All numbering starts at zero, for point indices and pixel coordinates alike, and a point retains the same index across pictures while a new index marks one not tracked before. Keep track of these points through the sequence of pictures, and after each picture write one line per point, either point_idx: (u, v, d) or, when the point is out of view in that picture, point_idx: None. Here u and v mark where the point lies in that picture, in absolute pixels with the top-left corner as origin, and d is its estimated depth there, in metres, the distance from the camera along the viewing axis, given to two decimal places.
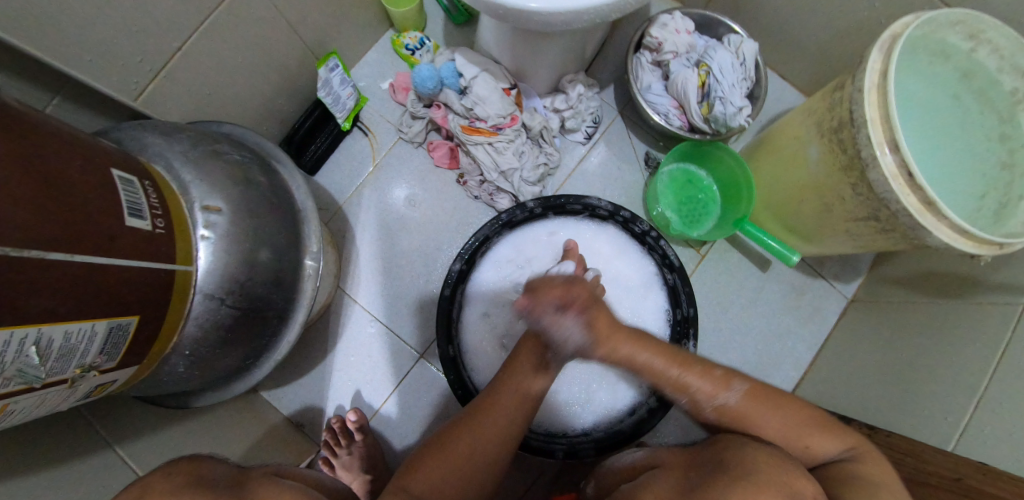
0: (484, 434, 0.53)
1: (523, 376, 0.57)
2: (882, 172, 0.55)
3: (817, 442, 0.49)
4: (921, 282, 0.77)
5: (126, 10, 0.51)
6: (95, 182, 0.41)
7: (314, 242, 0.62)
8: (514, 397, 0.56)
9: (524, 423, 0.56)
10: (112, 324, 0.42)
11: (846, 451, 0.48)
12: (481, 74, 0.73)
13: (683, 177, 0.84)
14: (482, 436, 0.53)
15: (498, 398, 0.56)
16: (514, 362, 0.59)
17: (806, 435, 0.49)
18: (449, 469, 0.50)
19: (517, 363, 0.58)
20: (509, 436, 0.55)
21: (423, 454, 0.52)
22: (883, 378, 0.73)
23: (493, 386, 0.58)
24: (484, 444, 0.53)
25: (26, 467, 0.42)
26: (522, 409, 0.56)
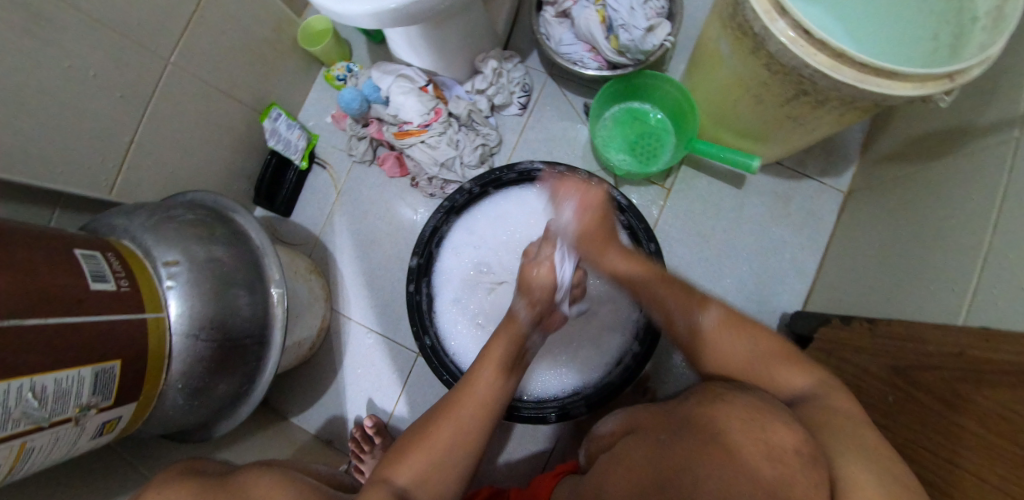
0: (463, 421, 0.55)
1: (499, 365, 0.58)
2: (779, 40, 0.50)
3: (786, 371, 0.50)
4: (913, 149, 0.70)
5: (74, 120, 0.60)
6: (56, 257, 0.48)
7: (276, 272, 0.69)
8: (491, 385, 0.57)
9: (503, 405, 0.58)
10: (97, 369, 0.49)
11: (814, 386, 0.49)
12: (395, 81, 0.78)
13: (628, 116, 0.81)
14: (463, 426, 0.54)
15: (475, 388, 0.57)
16: (488, 354, 0.59)
17: (774, 365, 0.51)
18: (434, 457, 0.52)
19: (494, 352, 0.59)
20: (487, 419, 0.56)
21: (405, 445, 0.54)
22: (889, 263, 0.66)
23: (469, 375, 0.59)
24: (466, 432, 0.54)
25: None
26: (499, 392, 0.57)
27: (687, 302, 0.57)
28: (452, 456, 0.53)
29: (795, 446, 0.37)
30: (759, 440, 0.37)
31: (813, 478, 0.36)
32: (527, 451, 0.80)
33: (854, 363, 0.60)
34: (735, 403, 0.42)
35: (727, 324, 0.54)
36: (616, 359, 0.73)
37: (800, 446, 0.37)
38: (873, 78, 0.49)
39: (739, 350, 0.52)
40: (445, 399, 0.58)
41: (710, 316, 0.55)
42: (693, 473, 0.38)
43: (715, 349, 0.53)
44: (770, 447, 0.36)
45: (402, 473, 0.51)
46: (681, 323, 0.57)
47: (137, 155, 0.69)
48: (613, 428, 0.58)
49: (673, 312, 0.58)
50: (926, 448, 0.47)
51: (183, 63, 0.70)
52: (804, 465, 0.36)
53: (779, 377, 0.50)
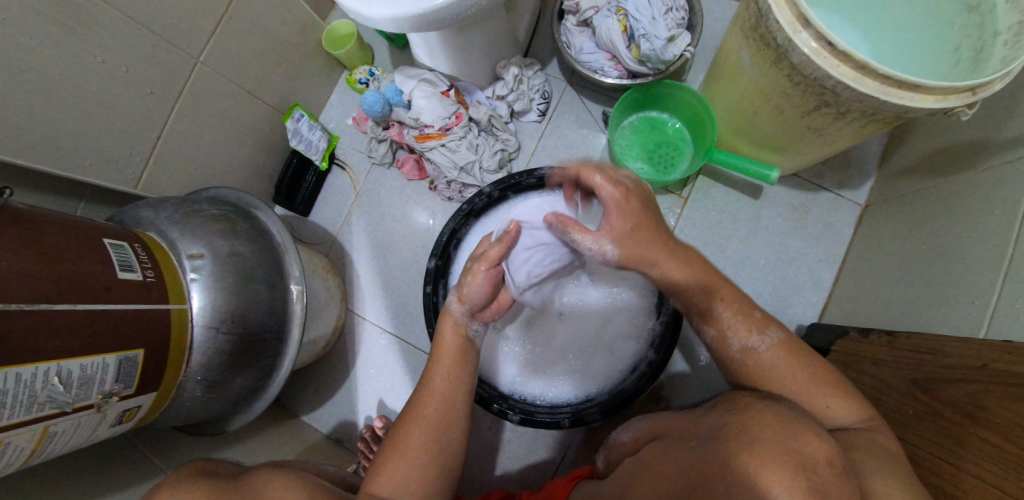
0: (428, 422, 0.56)
1: (447, 358, 0.59)
2: (802, 52, 0.51)
3: (837, 403, 0.49)
4: (933, 162, 0.70)
5: (104, 115, 0.61)
6: (87, 247, 0.49)
7: (295, 269, 0.69)
8: (445, 376, 0.58)
9: (465, 389, 0.59)
10: (121, 357, 0.49)
11: (858, 421, 0.48)
12: (418, 85, 0.79)
13: (646, 125, 0.82)
14: (427, 428, 0.55)
15: (430, 386, 0.58)
16: (437, 348, 0.60)
17: (829, 395, 0.49)
18: (413, 466, 0.53)
19: (439, 348, 0.60)
20: (452, 414, 0.57)
21: (380, 456, 0.55)
22: (907, 276, 0.66)
23: (425, 376, 0.60)
24: (432, 430, 0.55)
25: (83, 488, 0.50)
26: (455, 382, 0.59)
27: (742, 323, 0.55)
28: (432, 461, 0.54)
29: (829, 458, 0.35)
30: (790, 451, 0.35)
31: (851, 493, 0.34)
32: (538, 457, 0.80)
33: (874, 375, 0.60)
34: (766, 412, 0.41)
35: (785, 349, 0.53)
36: (631, 366, 0.72)
37: (835, 458, 0.35)
38: (895, 90, 0.50)
39: (797, 375, 0.51)
40: (406, 405, 0.59)
41: (759, 342, 0.54)
42: (718, 482, 0.38)
43: (774, 374, 0.52)
44: (801, 458, 0.35)
45: (385, 481, 0.52)
46: (732, 341, 0.55)
47: (164, 150, 0.70)
48: (634, 437, 0.58)
49: (728, 330, 0.56)
50: (947, 461, 0.46)
51: (211, 62, 0.72)
52: (841, 480, 0.34)
53: (823, 407, 0.49)
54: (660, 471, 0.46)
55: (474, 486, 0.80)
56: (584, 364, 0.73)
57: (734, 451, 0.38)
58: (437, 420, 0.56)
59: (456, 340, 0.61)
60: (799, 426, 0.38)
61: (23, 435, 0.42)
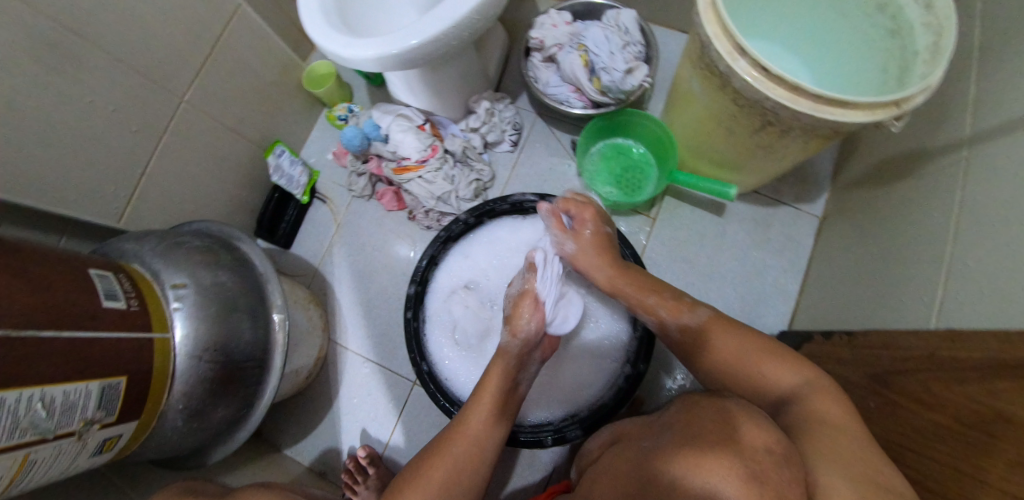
0: (458, 458, 0.56)
1: (491, 400, 0.60)
2: (742, 76, 0.57)
3: (772, 371, 0.53)
4: (879, 174, 0.76)
5: (91, 152, 0.64)
6: (73, 277, 0.50)
7: (278, 297, 0.70)
8: (486, 423, 0.59)
9: (495, 442, 0.59)
10: (104, 384, 0.49)
11: (799, 383, 0.51)
12: (394, 120, 0.83)
13: (613, 151, 0.87)
14: (457, 464, 0.56)
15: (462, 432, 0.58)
16: (482, 389, 0.61)
17: (762, 361, 0.54)
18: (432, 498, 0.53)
19: (484, 389, 0.61)
20: (480, 457, 0.58)
21: (402, 484, 0.55)
22: (863, 280, 0.70)
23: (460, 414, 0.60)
24: (459, 472, 0.55)
25: None
26: (488, 432, 0.59)
27: (672, 304, 0.62)
28: (447, 496, 0.54)
29: (765, 444, 0.38)
30: (727, 442, 0.38)
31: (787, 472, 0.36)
32: (524, 480, 0.80)
33: (837, 372, 0.63)
34: (709, 410, 0.44)
35: (717, 320, 0.59)
36: (609, 382, 0.74)
37: (771, 445, 0.38)
38: (828, 108, 0.55)
39: (727, 346, 0.56)
40: (438, 438, 0.59)
41: (688, 320, 0.60)
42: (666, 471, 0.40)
43: (709, 350, 0.57)
44: (742, 448, 0.37)
45: None
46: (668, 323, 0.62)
47: (147, 185, 0.72)
48: (602, 444, 0.59)
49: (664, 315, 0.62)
50: (904, 444, 0.49)
51: (195, 101, 0.75)
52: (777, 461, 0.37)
53: (759, 372, 0.53)
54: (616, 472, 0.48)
55: None
56: (562, 382, 0.75)
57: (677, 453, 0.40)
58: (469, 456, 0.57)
59: (501, 384, 0.61)
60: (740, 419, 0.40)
61: (4, 462, 0.41)
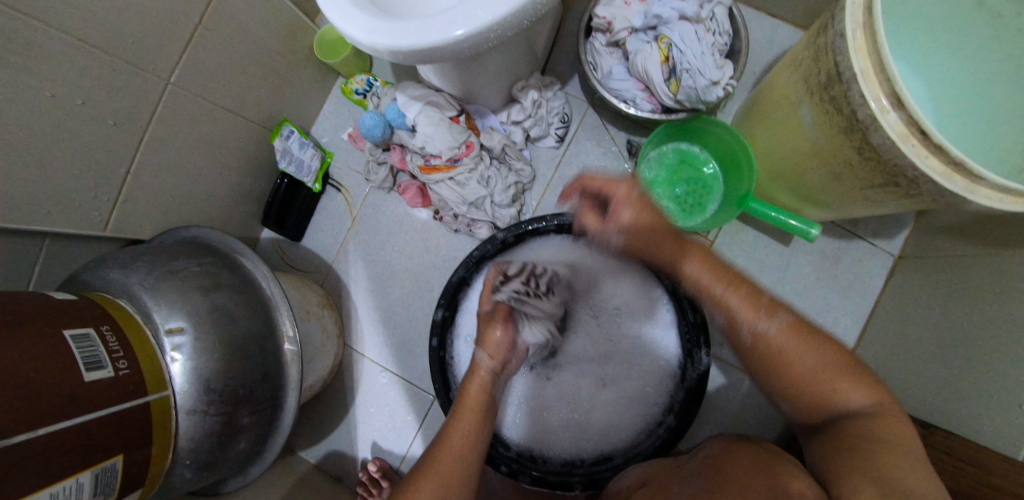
0: (446, 473, 0.52)
1: (473, 415, 0.56)
2: (887, 134, 0.44)
3: (845, 386, 0.45)
4: (980, 228, 0.64)
5: (61, 158, 0.53)
6: (48, 349, 0.43)
7: (289, 326, 0.63)
8: (470, 430, 0.55)
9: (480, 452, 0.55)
10: (96, 471, 0.43)
11: (869, 407, 0.44)
12: (424, 109, 0.69)
13: (677, 159, 0.75)
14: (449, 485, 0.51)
15: (447, 454, 0.53)
16: (461, 403, 0.57)
17: (837, 380, 0.46)
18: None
19: (466, 402, 0.57)
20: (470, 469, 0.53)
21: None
22: (944, 353, 0.62)
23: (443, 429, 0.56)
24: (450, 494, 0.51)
25: None
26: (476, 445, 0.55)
27: (751, 306, 0.49)
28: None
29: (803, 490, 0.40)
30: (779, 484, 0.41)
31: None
32: None
33: None
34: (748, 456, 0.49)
35: (797, 332, 0.47)
36: (646, 427, 0.69)
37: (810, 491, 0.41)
38: (984, 188, 0.43)
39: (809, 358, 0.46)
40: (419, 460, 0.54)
41: (772, 324, 0.48)
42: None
43: (788, 352, 0.47)
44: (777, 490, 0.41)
45: None
46: (744, 327, 0.49)
47: (135, 186, 0.62)
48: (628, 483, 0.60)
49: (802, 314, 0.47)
50: None
51: (184, 82, 0.62)
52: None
53: (831, 390, 0.45)
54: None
55: None
56: (598, 423, 0.70)
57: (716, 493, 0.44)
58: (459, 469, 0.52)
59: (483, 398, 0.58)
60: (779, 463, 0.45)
61: None
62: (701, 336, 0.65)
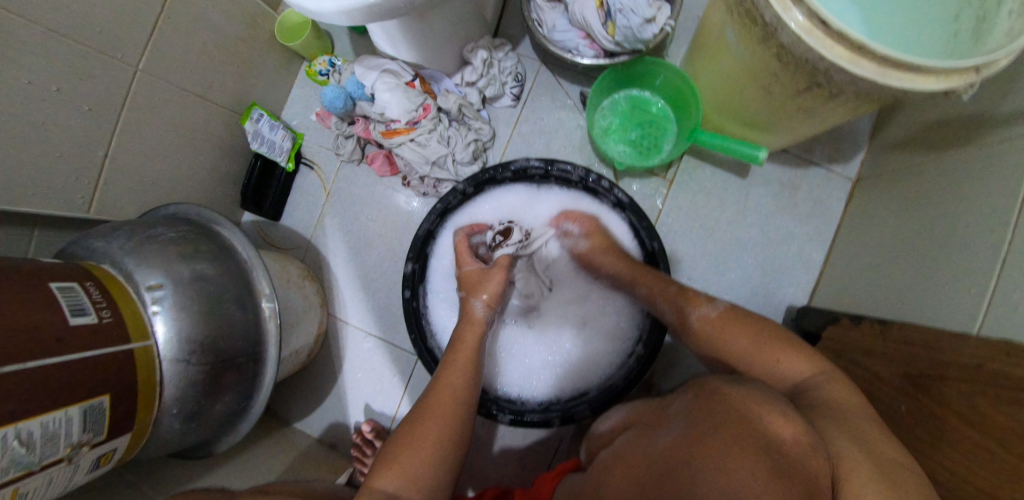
0: (442, 415, 0.55)
1: (467, 357, 0.61)
2: (793, 32, 0.46)
3: (786, 358, 0.51)
4: (927, 136, 0.66)
5: (40, 142, 0.57)
6: (33, 296, 0.46)
7: (265, 285, 0.66)
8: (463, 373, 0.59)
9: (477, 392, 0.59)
10: (85, 407, 0.47)
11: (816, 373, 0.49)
12: (378, 76, 0.73)
13: (629, 105, 0.78)
14: (446, 424, 0.55)
15: (443, 397, 0.57)
16: (456, 349, 0.61)
17: (778, 352, 0.52)
18: (422, 459, 0.51)
19: (460, 347, 0.61)
20: (464, 410, 0.57)
21: (393, 456, 0.52)
22: (898, 260, 0.64)
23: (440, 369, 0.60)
24: (447, 432, 0.54)
25: None
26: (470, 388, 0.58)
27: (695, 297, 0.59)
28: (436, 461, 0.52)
29: (793, 436, 0.40)
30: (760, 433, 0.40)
31: (817, 464, 0.38)
32: (531, 451, 0.81)
33: (865, 368, 0.58)
34: (728, 400, 0.45)
35: (732, 315, 0.56)
36: (617, 360, 0.71)
37: (800, 435, 0.40)
38: (895, 72, 0.45)
39: (739, 342, 0.54)
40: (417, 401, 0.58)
41: (709, 311, 0.57)
42: (685, 470, 0.42)
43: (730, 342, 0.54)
44: (762, 437, 0.40)
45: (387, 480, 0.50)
46: (688, 313, 0.59)
47: (114, 169, 0.66)
48: (612, 425, 0.62)
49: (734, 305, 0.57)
50: (939, 462, 0.45)
51: (152, 68, 0.66)
52: (805, 451, 0.39)
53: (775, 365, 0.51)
54: (637, 460, 0.50)
55: (470, 479, 0.81)
56: (572, 362, 0.72)
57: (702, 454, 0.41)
58: (453, 411, 0.56)
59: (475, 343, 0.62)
60: (761, 408, 0.42)
61: None
62: (661, 264, 0.67)
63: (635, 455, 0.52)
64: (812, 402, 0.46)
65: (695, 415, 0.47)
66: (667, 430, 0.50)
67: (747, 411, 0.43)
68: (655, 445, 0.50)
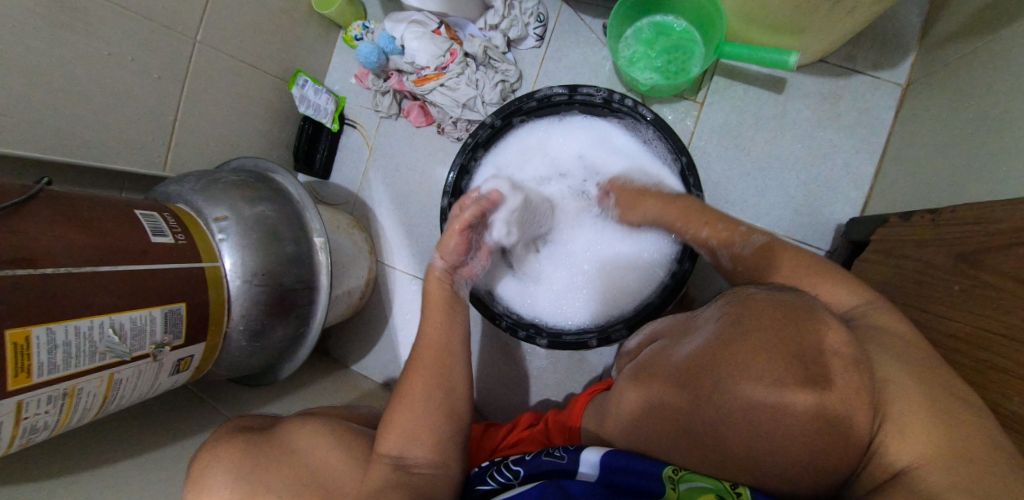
0: (427, 378, 0.58)
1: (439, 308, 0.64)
2: None
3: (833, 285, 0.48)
4: (980, 19, 0.60)
5: (120, 107, 0.65)
6: (121, 217, 0.54)
7: (316, 222, 0.72)
8: (438, 330, 0.62)
9: (461, 344, 0.63)
10: (166, 310, 0.54)
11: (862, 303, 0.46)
12: (407, 27, 0.78)
13: (652, 31, 0.77)
14: (430, 386, 0.57)
15: (423, 362, 0.60)
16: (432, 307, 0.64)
17: (819, 282, 0.48)
18: (418, 421, 0.54)
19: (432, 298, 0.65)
20: (448, 364, 0.60)
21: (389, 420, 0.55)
22: (954, 154, 0.59)
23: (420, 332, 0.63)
24: (435, 390, 0.57)
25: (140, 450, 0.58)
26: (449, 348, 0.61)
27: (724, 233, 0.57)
28: (435, 421, 0.55)
29: (838, 346, 0.35)
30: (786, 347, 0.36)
31: (856, 378, 0.34)
32: (575, 384, 0.82)
33: (918, 258, 0.54)
34: (765, 305, 0.41)
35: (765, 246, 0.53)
36: (652, 279, 0.71)
37: (844, 346, 0.35)
38: None
39: (791, 265, 0.51)
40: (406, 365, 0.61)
41: (741, 249, 0.55)
42: (716, 373, 0.39)
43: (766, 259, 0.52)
44: (806, 348, 0.35)
45: (393, 442, 0.53)
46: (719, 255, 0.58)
47: (184, 132, 0.74)
48: (639, 343, 0.58)
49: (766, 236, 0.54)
50: (997, 333, 0.42)
51: (209, 40, 0.73)
52: (848, 365, 0.35)
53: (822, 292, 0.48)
54: (659, 372, 0.47)
55: (514, 413, 0.84)
56: (610, 288, 0.72)
57: (731, 368, 0.38)
58: (435, 372, 0.58)
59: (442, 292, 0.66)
60: (807, 317, 0.38)
61: (92, 381, 0.49)
62: (692, 177, 0.66)
63: (660, 367, 0.47)
64: (860, 327, 0.43)
65: (724, 320, 0.42)
66: (694, 337, 0.45)
67: (792, 318, 0.38)
68: (679, 351, 0.46)
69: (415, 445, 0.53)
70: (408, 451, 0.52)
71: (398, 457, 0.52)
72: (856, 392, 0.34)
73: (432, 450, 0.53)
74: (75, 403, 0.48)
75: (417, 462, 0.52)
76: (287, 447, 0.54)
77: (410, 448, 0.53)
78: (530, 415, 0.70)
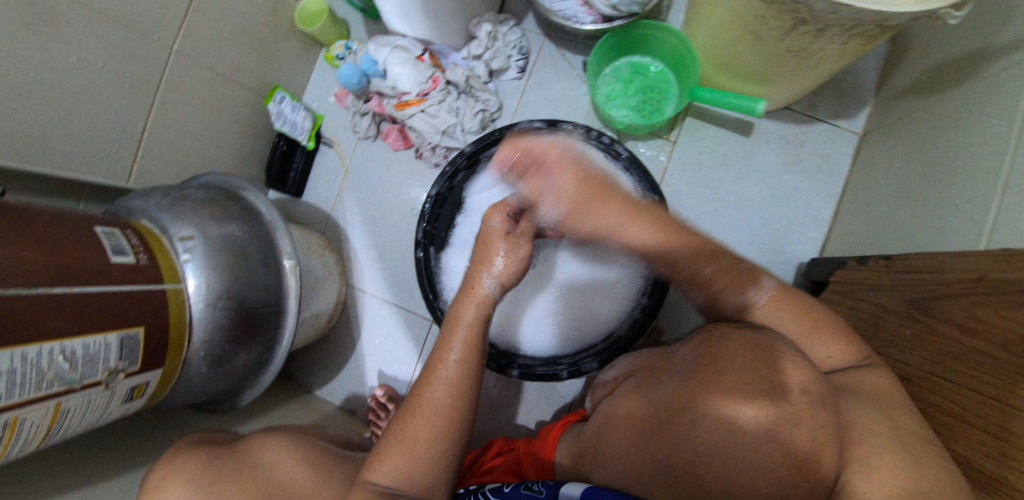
0: (430, 417, 0.53)
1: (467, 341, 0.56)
2: None
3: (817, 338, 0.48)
4: (930, 79, 0.65)
5: (86, 115, 0.62)
6: (79, 234, 0.51)
7: (288, 244, 0.70)
8: (457, 362, 0.55)
9: (477, 382, 0.57)
10: (122, 335, 0.51)
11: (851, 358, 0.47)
12: (391, 53, 0.79)
13: (630, 71, 0.80)
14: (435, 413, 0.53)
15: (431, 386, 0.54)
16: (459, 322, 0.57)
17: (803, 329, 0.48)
18: (419, 451, 0.51)
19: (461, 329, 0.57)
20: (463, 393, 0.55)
21: (391, 440, 0.52)
22: (906, 203, 0.63)
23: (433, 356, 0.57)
24: (439, 427, 0.52)
25: (82, 482, 0.54)
26: (463, 375, 0.55)
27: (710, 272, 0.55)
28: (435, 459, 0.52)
29: (804, 386, 0.37)
30: (766, 383, 0.38)
31: (822, 416, 0.37)
32: (545, 412, 0.82)
33: (872, 302, 0.58)
34: (739, 344, 0.42)
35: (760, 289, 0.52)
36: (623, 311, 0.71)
37: (809, 385, 0.38)
38: None
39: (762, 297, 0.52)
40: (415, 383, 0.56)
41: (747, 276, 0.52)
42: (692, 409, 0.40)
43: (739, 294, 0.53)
44: (780, 390, 0.37)
45: (391, 469, 0.50)
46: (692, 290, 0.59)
47: (151, 142, 0.71)
48: (615, 376, 0.59)
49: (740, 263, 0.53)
50: (947, 380, 0.45)
51: (185, 50, 0.71)
52: (815, 404, 0.37)
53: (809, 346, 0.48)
54: (639, 403, 0.47)
55: (483, 441, 0.83)
56: (584, 314, 0.72)
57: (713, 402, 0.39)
58: (450, 400, 0.54)
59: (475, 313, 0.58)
60: (777, 354, 0.40)
61: (36, 411, 0.46)
62: None
63: (641, 401, 0.47)
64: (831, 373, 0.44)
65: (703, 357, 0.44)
66: (671, 372, 0.46)
67: (765, 356, 0.40)
68: (661, 385, 0.46)
69: (410, 478, 0.50)
70: (401, 484, 0.50)
71: (388, 486, 0.50)
72: (823, 432, 0.36)
73: (425, 488, 0.51)
74: (16, 434, 0.45)
75: (408, 496, 0.50)
76: (253, 464, 0.53)
77: (403, 482, 0.50)
78: (500, 442, 0.69)
